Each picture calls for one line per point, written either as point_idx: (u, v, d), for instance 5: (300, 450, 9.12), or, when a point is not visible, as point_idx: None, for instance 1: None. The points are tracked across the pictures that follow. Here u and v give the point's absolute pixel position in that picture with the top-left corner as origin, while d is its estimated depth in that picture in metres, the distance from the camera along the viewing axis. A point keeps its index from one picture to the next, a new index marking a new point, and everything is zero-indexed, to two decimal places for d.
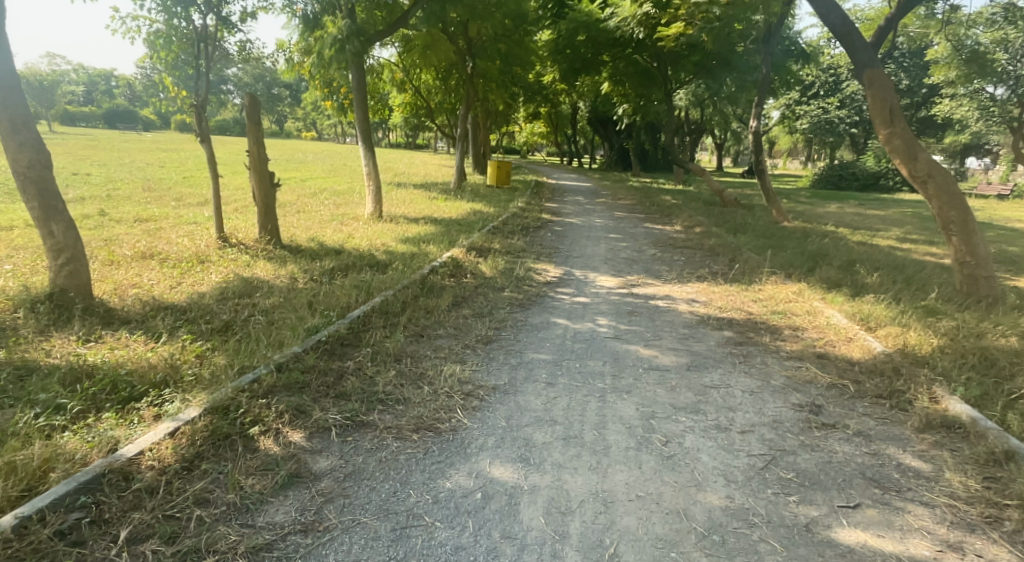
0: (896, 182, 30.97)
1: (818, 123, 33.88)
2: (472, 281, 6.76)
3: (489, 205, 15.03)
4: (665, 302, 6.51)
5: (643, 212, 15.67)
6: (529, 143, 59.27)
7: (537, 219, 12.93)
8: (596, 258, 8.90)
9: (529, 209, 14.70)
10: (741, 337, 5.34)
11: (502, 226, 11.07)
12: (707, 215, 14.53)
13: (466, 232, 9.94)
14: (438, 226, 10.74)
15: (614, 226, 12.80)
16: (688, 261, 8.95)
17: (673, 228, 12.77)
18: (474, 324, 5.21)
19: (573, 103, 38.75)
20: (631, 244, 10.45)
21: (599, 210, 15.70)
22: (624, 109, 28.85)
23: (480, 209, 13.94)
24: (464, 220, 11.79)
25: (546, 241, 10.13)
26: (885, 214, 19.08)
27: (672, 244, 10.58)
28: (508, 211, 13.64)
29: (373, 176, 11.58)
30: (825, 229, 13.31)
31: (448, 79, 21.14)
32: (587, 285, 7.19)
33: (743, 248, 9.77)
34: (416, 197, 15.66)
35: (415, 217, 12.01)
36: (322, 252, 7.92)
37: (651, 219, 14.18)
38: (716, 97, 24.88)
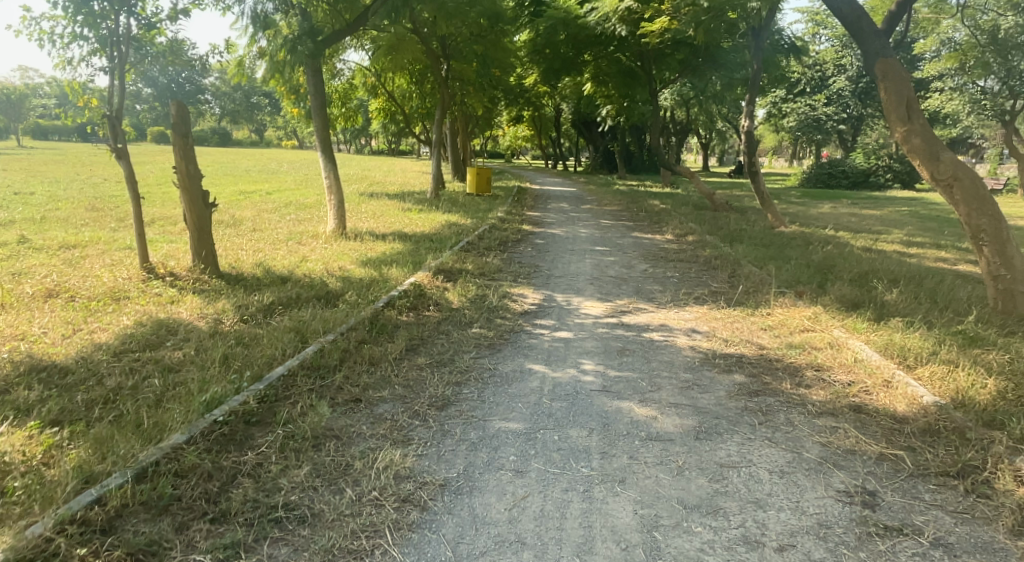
0: (886, 179, 30.34)
1: (806, 121, 33.16)
2: (434, 315, 5.77)
3: (466, 216, 14.07)
4: (661, 335, 5.55)
5: (630, 219, 14.76)
6: (512, 147, 58.36)
7: (516, 231, 11.97)
8: (579, 278, 7.94)
9: (508, 219, 13.74)
10: (756, 382, 4.39)
11: (477, 242, 10.10)
12: (698, 222, 13.65)
13: (435, 251, 8.97)
14: (406, 244, 9.75)
15: (600, 236, 11.87)
16: (682, 279, 8.02)
17: (662, 238, 11.86)
18: (428, 379, 4.20)
19: (555, 105, 37.92)
20: (618, 258, 9.52)
21: (584, 218, 14.76)
22: (607, 110, 28.01)
23: (457, 222, 12.97)
24: (436, 235, 10.83)
25: (525, 258, 9.16)
26: (882, 214, 18.34)
27: (664, 257, 9.66)
28: (485, 223, 12.69)
29: (335, 189, 10.56)
30: (825, 234, 12.48)
31: (423, 83, 20.15)
32: (570, 314, 6.22)
33: (741, 260, 8.87)
34: (388, 209, 14.64)
35: (383, 232, 11.02)
36: (265, 281, 6.91)
37: (639, 227, 13.27)
38: (702, 96, 24.08)
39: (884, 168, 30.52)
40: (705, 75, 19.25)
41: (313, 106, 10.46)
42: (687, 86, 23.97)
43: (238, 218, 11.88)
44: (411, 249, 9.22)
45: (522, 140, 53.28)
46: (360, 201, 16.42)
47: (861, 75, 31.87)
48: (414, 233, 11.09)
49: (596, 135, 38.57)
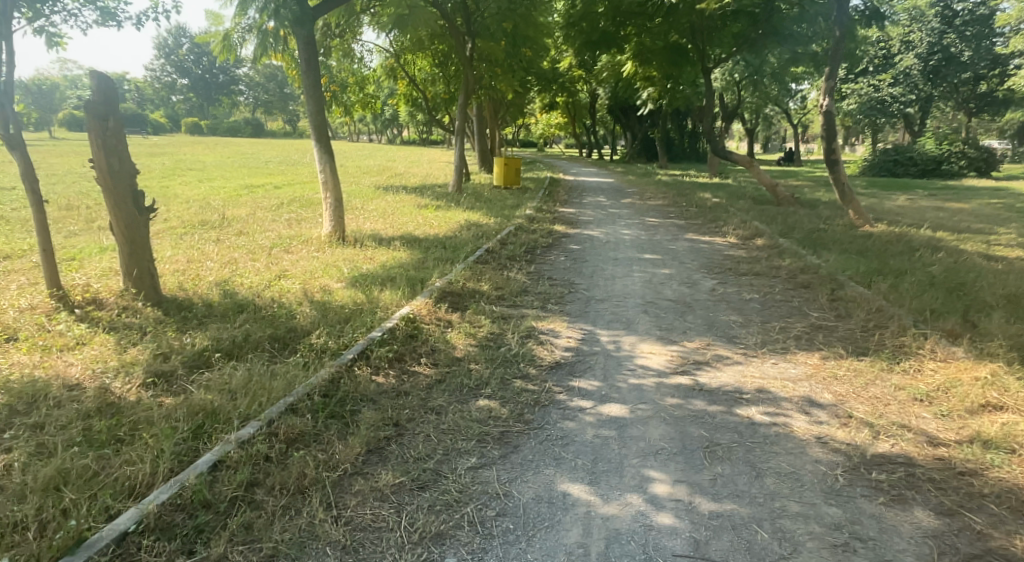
0: (959, 167, 27.51)
1: (868, 103, 30.12)
2: (426, 375, 3.97)
3: (492, 214, 12.30)
4: (765, 413, 3.66)
5: (679, 216, 12.82)
6: (546, 135, 56.35)
7: (548, 234, 10.16)
8: (628, 303, 6.09)
9: (540, 217, 11.94)
10: (962, 536, 2.53)
11: (500, 249, 8.32)
12: (762, 220, 11.61)
13: (447, 264, 7.21)
14: (413, 254, 8.04)
15: (647, 239, 9.97)
16: (764, 305, 6.10)
17: (722, 242, 9.90)
18: (387, 531, 2.47)
19: (591, 90, 35.78)
20: (675, 271, 7.63)
21: (626, 215, 12.86)
22: (649, 94, 25.87)
23: (480, 222, 11.20)
24: (452, 241, 9.09)
25: (558, 271, 7.35)
26: (971, 208, 16.00)
27: (732, 269, 7.74)
28: (512, 223, 10.90)
29: (332, 187, 8.84)
30: (923, 236, 10.38)
31: (447, 65, 18.35)
32: (623, 368, 4.38)
33: (838, 276, 6.89)
34: (403, 206, 12.97)
35: (391, 237, 9.31)
36: (215, 312, 5.25)
37: (692, 227, 11.30)
38: (757, 75, 21.79)
39: (958, 154, 27.57)
40: (764, 50, 17.02)
41: (306, 87, 8.71)
42: (740, 65, 21.69)
43: (226, 218, 10.33)
44: (418, 262, 7.47)
45: (556, 127, 51.21)
46: (376, 196, 14.80)
47: (932, 53, 28.60)
48: (427, 238, 9.35)
49: (634, 121, 36.34)
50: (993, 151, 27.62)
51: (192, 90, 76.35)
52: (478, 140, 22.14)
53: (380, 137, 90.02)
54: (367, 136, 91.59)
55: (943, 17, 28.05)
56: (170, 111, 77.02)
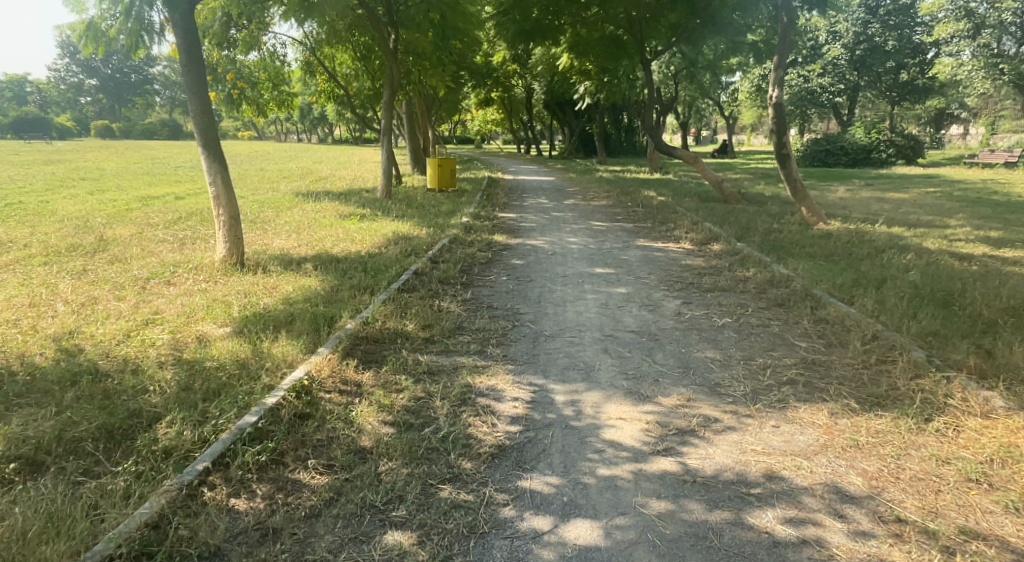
0: (888, 154, 28.00)
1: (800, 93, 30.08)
2: (313, 491, 2.77)
3: (422, 222, 11.10)
4: (785, 523, 2.68)
5: (626, 218, 11.96)
6: (481, 132, 55.26)
7: (484, 245, 9.06)
8: (583, 339, 5.04)
9: (476, 226, 10.80)
10: None
11: (430, 269, 7.15)
12: (714, 221, 10.85)
13: (366, 294, 6.00)
14: (327, 281, 6.76)
15: (595, 248, 8.99)
16: (741, 333, 5.16)
17: (676, 248, 9.03)
18: None
19: (526, 84, 34.80)
20: (631, 289, 6.66)
21: (570, 219, 11.89)
22: (585, 87, 25.09)
23: (409, 233, 9.98)
24: (375, 261, 7.84)
25: (498, 297, 6.26)
26: (912, 198, 15.87)
27: (694, 284, 6.83)
28: (446, 234, 9.73)
29: (226, 203, 7.43)
30: (881, 233, 9.84)
31: (370, 58, 16.90)
32: (588, 450, 3.30)
33: (816, 291, 6.06)
34: (323, 216, 11.58)
35: (302, 258, 7.99)
36: (35, 388, 3.89)
37: (642, 231, 10.40)
38: (693, 67, 21.31)
39: (886, 143, 28.02)
40: (704, 40, 16.37)
41: (187, 85, 7.25)
42: (677, 57, 21.23)
43: (104, 240, 8.73)
44: (330, 292, 6.20)
45: (492, 123, 50.16)
46: (294, 205, 13.30)
47: (857, 43, 29.04)
48: (345, 258, 8.06)
49: (570, 116, 35.60)
50: (918, 140, 28.21)
51: (101, 91, 71.46)
52: (408, 140, 20.78)
53: (310, 137, 86.99)
54: (296, 136, 88.19)
55: (867, 7, 28.51)
56: (78, 114, 71.86)
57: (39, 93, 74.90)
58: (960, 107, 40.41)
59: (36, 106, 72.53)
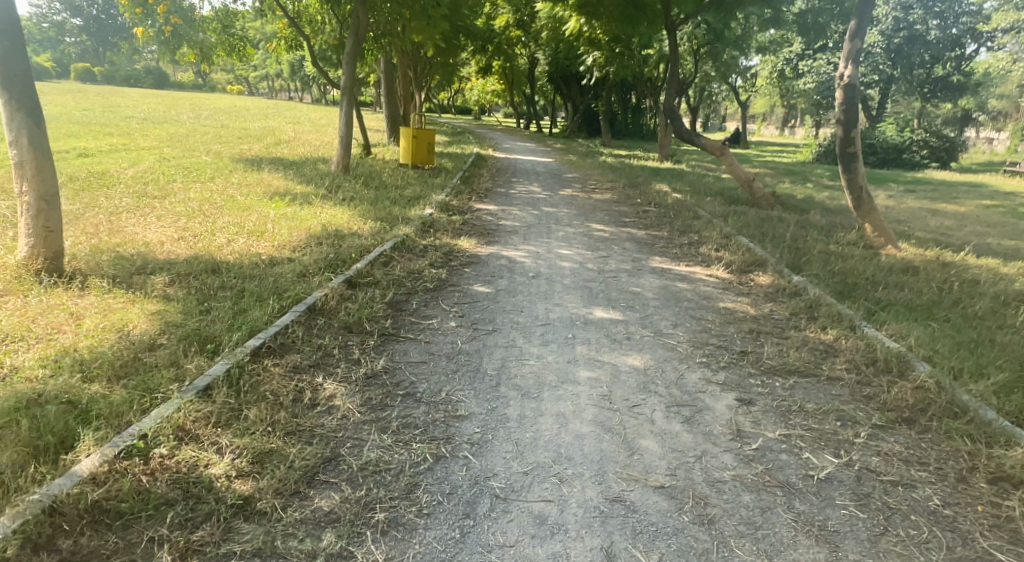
0: (921, 156, 25.33)
1: (826, 81, 27.19)
2: None
3: (373, 212, 8.56)
4: None
5: (634, 222, 9.47)
6: (478, 102, 52.24)
7: (441, 254, 6.56)
8: (566, 510, 2.55)
9: (441, 221, 8.27)
10: None
11: (338, 301, 4.65)
12: (750, 235, 8.40)
13: (195, 360, 3.47)
14: (162, 315, 4.23)
15: (593, 270, 6.52)
16: (868, 507, 2.71)
17: (705, 276, 6.55)
18: None
19: (530, 54, 31.92)
20: (650, 362, 4.18)
21: (563, 220, 9.39)
22: (592, 59, 22.30)
23: (346, 227, 7.45)
24: (269, 275, 5.32)
25: (430, 370, 3.76)
26: (971, 211, 13.47)
27: (749, 356, 4.35)
28: (394, 233, 7.21)
29: (33, 174, 4.75)
30: (976, 266, 7.41)
31: (341, 5, 14.16)
32: None
33: (972, 400, 3.58)
34: (247, 193, 9.03)
35: (160, 264, 5.44)
36: None
37: (656, 247, 7.91)
38: (719, 41, 18.72)
39: (920, 143, 25.41)
40: (739, 9, 13.76)
41: None
42: (702, 28, 18.42)
43: None
44: (143, 347, 3.67)
45: (491, 93, 47.18)
46: (224, 174, 10.72)
47: (897, 30, 25.91)
48: (228, 268, 5.52)
49: (575, 91, 32.81)
50: (954, 141, 25.67)
51: (85, 32, 68.10)
52: (385, 105, 18.08)
53: (303, 95, 83.54)
54: (289, 93, 84.62)
55: None
56: (57, 56, 68.11)
57: None
58: (992, 107, 37.75)
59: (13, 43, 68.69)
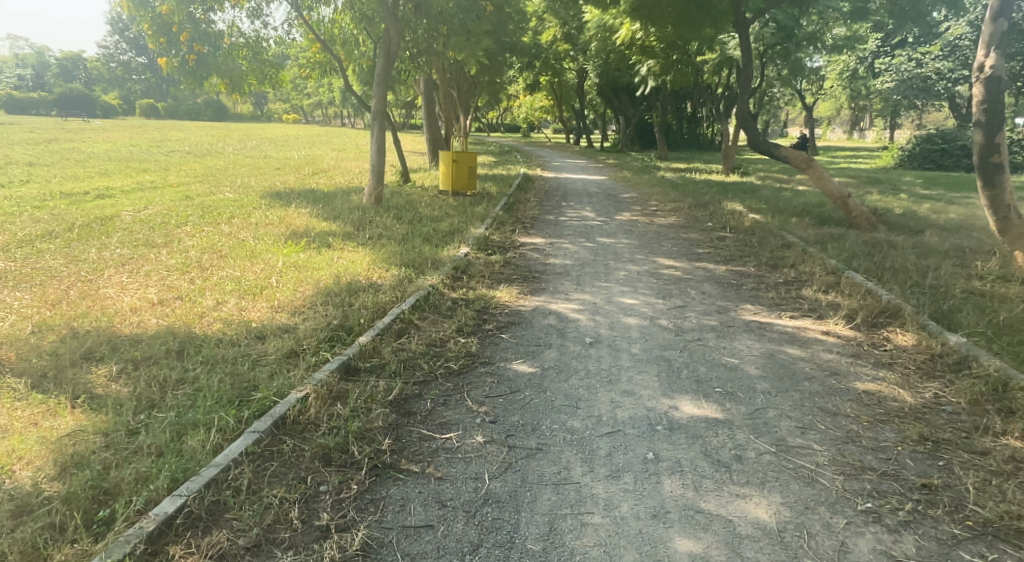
0: None
1: (908, 80, 25.13)
2: None
3: (400, 254, 7.33)
4: None
5: (710, 254, 7.92)
6: (526, 119, 51.18)
7: (475, 314, 5.22)
8: None
9: (478, 264, 6.96)
10: None
11: (322, 405, 3.33)
12: (861, 271, 6.75)
13: (69, 551, 2.21)
14: (68, 442, 2.98)
15: (670, 330, 5.04)
16: None
17: (822, 335, 4.97)
18: None
19: (579, 68, 30.61)
20: (789, 514, 2.69)
21: (624, 254, 7.94)
22: (647, 68, 20.82)
23: (363, 277, 6.22)
24: (246, 359, 4.06)
25: (442, 549, 2.39)
26: None
27: (939, 496, 2.81)
28: (419, 285, 5.92)
29: None
30: None
31: (374, 24, 13.20)
32: None
33: None
34: (260, 235, 7.96)
35: (113, 347, 4.27)
36: None
37: (745, 290, 6.36)
38: (791, 40, 17.07)
39: None
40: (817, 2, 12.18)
41: None
42: (770, 26, 16.74)
43: None
44: (1, 517, 2.38)
45: (540, 110, 46.09)
46: (245, 211, 9.77)
47: None
48: (199, 348, 4.29)
49: (627, 104, 31.31)
50: None
51: (149, 70, 70.97)
52: (426, 128, 17.06)
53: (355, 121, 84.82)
54: (341, 120, 86.09)
55: None
56: (124, 95, 71.09)
57: (90, 72, 74.71)
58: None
59: (83, 84, 72.25)
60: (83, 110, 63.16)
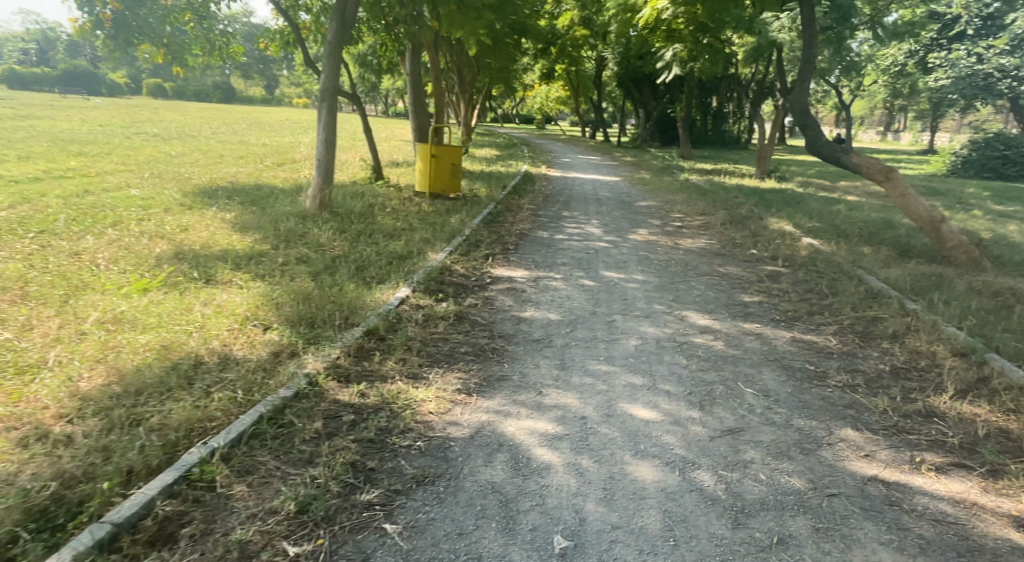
0: None
1: (966, 77, 22.33)
2: None
3: (304, 296, 4.97)
4: None
5: (763, 307, 5.49)
6: (540, 110, 48.56)
7: (355, 455, 2.78)
8: None
9: (413, 321, 4.60)
10: None
11: None
12: (1013, 355, 4.32)
13: None
14: None
15: (721, 511, 2.63)
16: None
17: (1017, 536, 2.57)
18: None
19: (597, 56, 28.09)
20: None
21: (638, 302, 5.53)
22: (672, 54, 18.28)
23: (213, 347, 3.90)
24: None
25: None
26: None
27: None
28: (287, 373, 3.50)
29: None
30: None
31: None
32: None
33: None
34: (117, 259, 5.62)
35: None
36: None
37: (833, 389, 3.92)
38: (845, 24, 14.51)
39: None
40: None
41: None
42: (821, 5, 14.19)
43: None
44: None
45: (554, 101, 43.49)
46: (139, 217, 7.43)
47: None
48: None
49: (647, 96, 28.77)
50: None
51: None
52: (411, 114, 14.63)
53: None
54: None
55: None
56: (132, 73, 69.38)
57: None
58: None
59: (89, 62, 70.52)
60: (85, 88, 61.41)
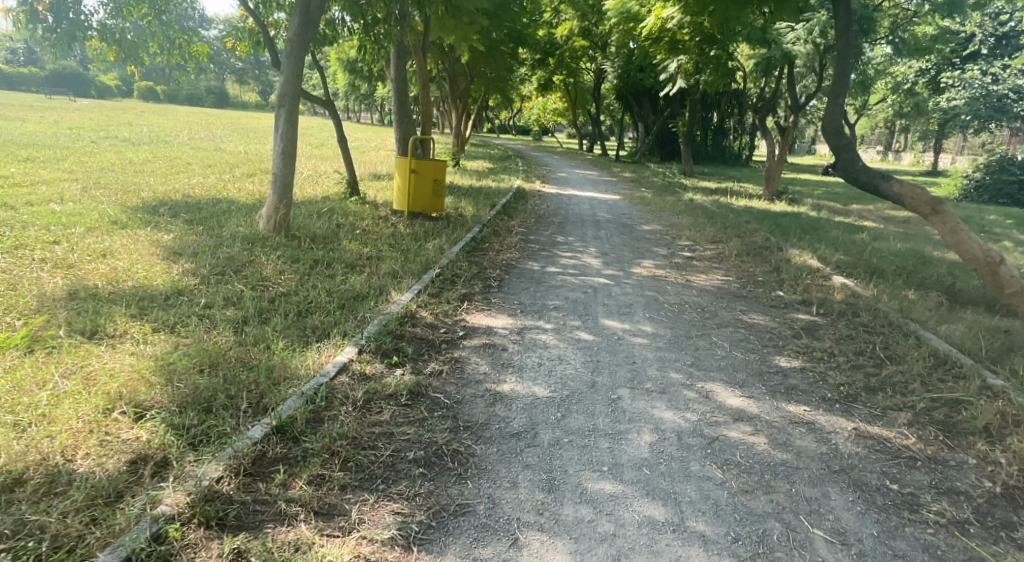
0: None
1: (981, 98, 21.36)
2: None
3: (211, 361, 3.75)
4: None
5: (807, 378, 4.31)
6: (537, 121, 47.52)
7: None
8: None
9: (349, 404, 3.38)
10: None
11: None
12: None
13: None
14: None
15: None
16: None
17: None
18: None
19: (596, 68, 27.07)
20: None
21: (649, 369, 4.33)
22: (676, 66, 17.23)
23: (41, 459, 2.67)
24: None
25: None
26: None
27: None
28: (128, 516, 2.30)
29: None
30: None
31: None
32: None
33: None
34: None
35: None
36: None
37: (935, 531, 2.73)
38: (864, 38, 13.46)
39: None
40: None
41: None
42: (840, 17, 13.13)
43: None
44: None
45: (552, 112, 42.50)
46: (50, 239, 6.20)
47: None
48: None
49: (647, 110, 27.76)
50: None
51: None
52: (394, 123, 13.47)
53: None
54: None
55: None
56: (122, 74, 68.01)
57: None
58: None
59: None
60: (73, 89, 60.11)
